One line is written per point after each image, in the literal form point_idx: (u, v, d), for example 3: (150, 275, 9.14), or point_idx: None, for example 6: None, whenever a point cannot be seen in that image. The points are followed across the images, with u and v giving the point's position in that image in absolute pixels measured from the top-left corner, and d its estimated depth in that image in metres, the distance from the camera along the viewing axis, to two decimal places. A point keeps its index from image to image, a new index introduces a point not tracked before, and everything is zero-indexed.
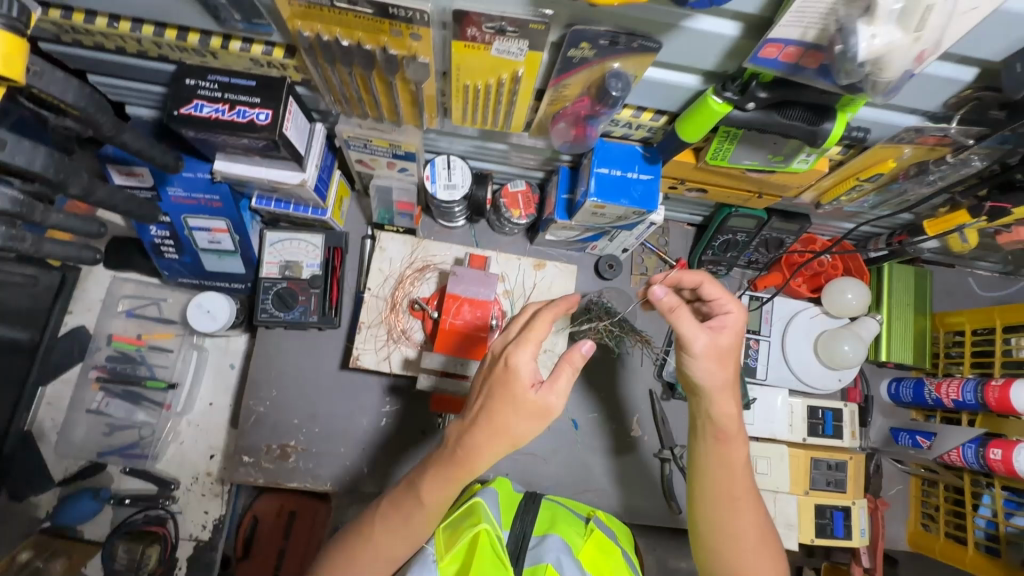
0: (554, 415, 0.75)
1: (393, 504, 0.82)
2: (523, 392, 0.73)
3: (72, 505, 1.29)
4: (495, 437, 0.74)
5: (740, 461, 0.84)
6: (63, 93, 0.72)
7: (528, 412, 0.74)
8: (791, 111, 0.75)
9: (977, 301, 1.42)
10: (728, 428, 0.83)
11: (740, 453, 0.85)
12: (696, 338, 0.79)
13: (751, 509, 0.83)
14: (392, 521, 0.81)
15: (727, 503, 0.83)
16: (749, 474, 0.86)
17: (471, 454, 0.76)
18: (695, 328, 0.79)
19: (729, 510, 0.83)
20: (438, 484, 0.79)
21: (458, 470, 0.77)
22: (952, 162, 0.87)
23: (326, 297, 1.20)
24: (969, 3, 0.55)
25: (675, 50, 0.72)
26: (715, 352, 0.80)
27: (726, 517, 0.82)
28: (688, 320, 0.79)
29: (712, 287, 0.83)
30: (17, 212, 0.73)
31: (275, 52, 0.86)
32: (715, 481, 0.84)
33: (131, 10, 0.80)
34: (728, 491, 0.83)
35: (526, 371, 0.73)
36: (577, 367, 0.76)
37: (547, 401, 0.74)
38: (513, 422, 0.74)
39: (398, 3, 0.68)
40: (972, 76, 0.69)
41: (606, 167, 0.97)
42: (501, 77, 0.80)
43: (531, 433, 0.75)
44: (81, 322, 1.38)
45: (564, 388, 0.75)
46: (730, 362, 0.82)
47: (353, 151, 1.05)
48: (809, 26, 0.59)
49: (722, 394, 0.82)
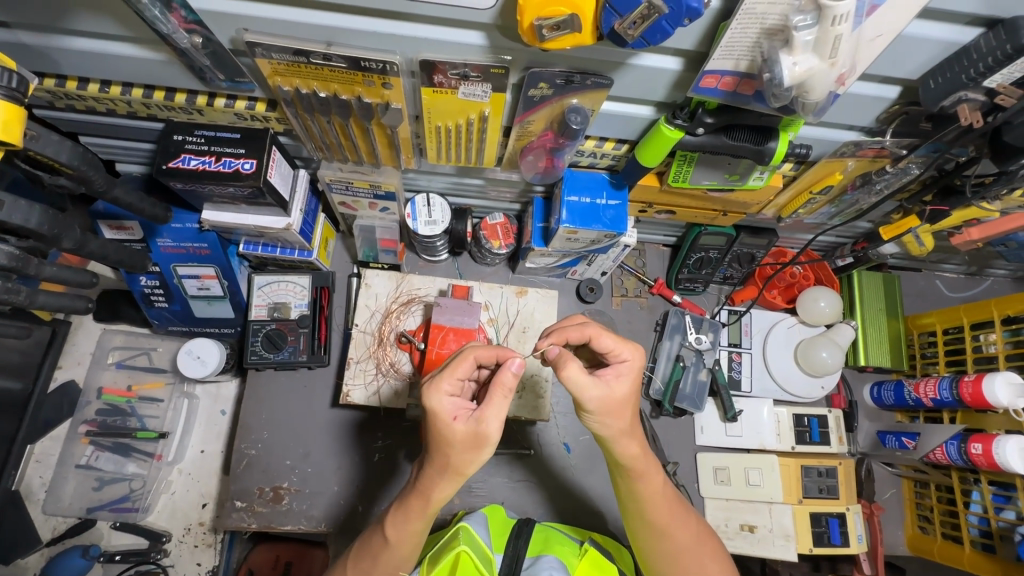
0: (491, 442, 0.73)
1: (361, 549, 0.85)
2: (446, 429, 0.72)
3: (59, 564, 1.24)
4: (442, 470, 0.76)
5: (660, 490, 0.84)
6: (58, 153, 0.76)
7: (462, 444, 0.73)
8: (737, 133, 0.81)
9: (946, 302, 1.47)
10: (639, 466, 0.82)
11: (659, 483, 0.84)
12: (589, 391, 0.75)
13: (691, 535, 0.86)
14: (363, 563, 0.83)
15: (662, 534, 0.85)
16: (675, 499, 0.86)
17: (429, 490, 0.78)
18: (586, 378, 0.76)
19: (664, 540, 0.85)
20: (399, 520, 0.81)
21: (417, 507, 0.79)
22: (894, 171, 0.93)
23: (315, 336, 1.22)
24: (873, 32, 0.62)
25: (626, 85, 0.78)
26: (610, 400, 0.77)
27: (665, 545, 0.86)
28: (578, 371, 0.75)
29: (607, 338, 0.81)
30: (13, 267, 0.76)
31: (257, 106, 0.92)
32: (644, 514, 0.85)
33: (123, 76, 0.86)
34: (660, 523, 0.85)
35: (446, 407, 0.73)
36: (509, 387, 0.72)
37: (478, 429, 0.72)
38: (453, 454, 0.74)
39: (370, 56, 0.74)
40: (896, 93, 0.76)
41: (575, 195, 1.03)
42: (469, 117, 0.86)
43: (474, 461, 0.74)
44: (71, 376, 1.39)
45: (494, 412, 0.72)
46: (628, 408, 0.78)
47: (336, 194, 1.10)
48: (739, 58, 0.66)
49: (624, 437, 0.80)
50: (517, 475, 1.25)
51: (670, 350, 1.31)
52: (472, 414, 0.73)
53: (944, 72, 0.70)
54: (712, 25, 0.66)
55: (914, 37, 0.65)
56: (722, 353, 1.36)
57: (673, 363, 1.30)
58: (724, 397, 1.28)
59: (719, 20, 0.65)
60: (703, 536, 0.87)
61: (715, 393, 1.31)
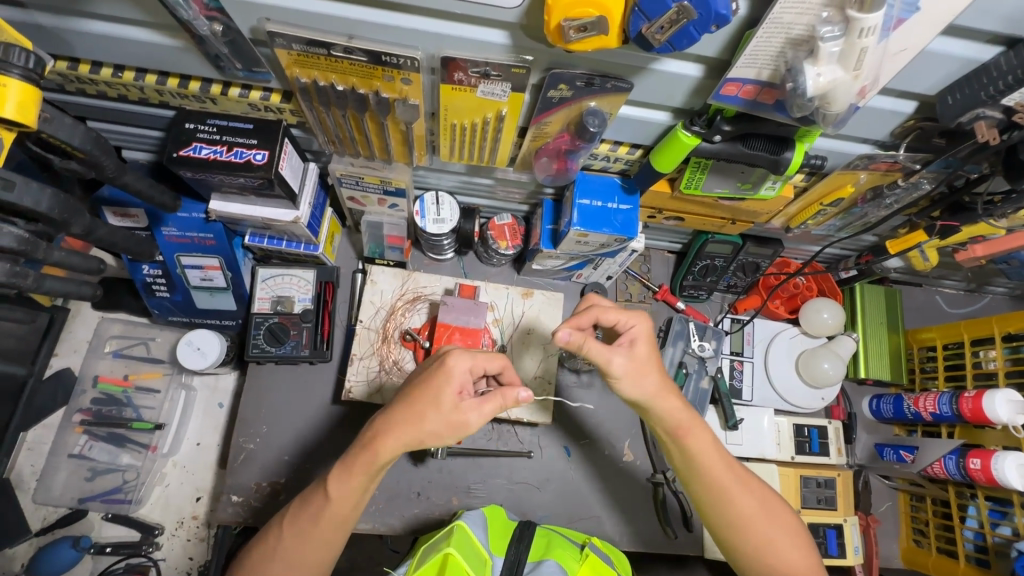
0: (463, 433, 0.78)
1: (301, 506, 0.84)
2: (445, 396, 0.77)
3: (47, 556, 1.22)
4: (410, 428, 0.77)
5: (710, 448, 0.86)
6: (70, 137, 0.75)
7: (445, 420, 0.77)
8: (754, 142, 0.81)
9: (946, 318, 1.48)
10: (683, 422, 0.85)
11: (706, 440, 0.86)
12: (611, 359, 0.81)
13: (754, 500, 0.86)
14: (302, 519, 0.83)
15: (723, 498, 0.85)
16: (730, 461, 0.87)
17: (380, 442, 0.79)
18: (607, 348, 0.82)
19: (722, 504, 0.85)
20: (343, 477, 0.82)
21: (365, 461, 0.80)
22: (905, 186, 0.94)
23: (318, 331, 1.21)
24: (898, 46, 0.63)
25: (646, 90, 0.79)
26: (635, 366, 0.82)
27: (724, 510, 0.86)
28: (601, 348, 0.80)
29: (611, 313, 0.86)
30: (22, 250, 0.74)
31: (272, 97, 0.91)
32: (702, 474, 0.86)
33: (137, 61, 0.85)
34: (723, 485, 0.85)
35: (458, 378, 0.78)
36: (507, 401, 0.78)
37: (466, 416, 0.76)
38: (429, 421, 0.77)
39: (391, 51, 0.74)
40: (912, 108, 0.77)
41: (587, 198, 1.03)
42: (486, 116, 0.86)
43: (439, 440, 0.78)
44: (67, 364, 1.37)
45: (487, 415, 0.78)
46: (653, 368, 0.83)
47: (345, 188, 1.09)
48: (762, 67, 0.67)
49: (661, 400, 0.84)
50: (517, 477, 1.24)
51: (672, 356, 1.30)
52: (470, 399, 0.78)
53: (962, 88, 0.70)
54: (737, 32, 0.66)
55: (935, 53, 0.66)
56: (724, 361, 1.36)
57: (676, 369, 1.30)
58: (725, 405, 1.28)
59: (743, 29, 0.66)
60: (769, 501, 0.87)
61: (716, 400, 1.32)
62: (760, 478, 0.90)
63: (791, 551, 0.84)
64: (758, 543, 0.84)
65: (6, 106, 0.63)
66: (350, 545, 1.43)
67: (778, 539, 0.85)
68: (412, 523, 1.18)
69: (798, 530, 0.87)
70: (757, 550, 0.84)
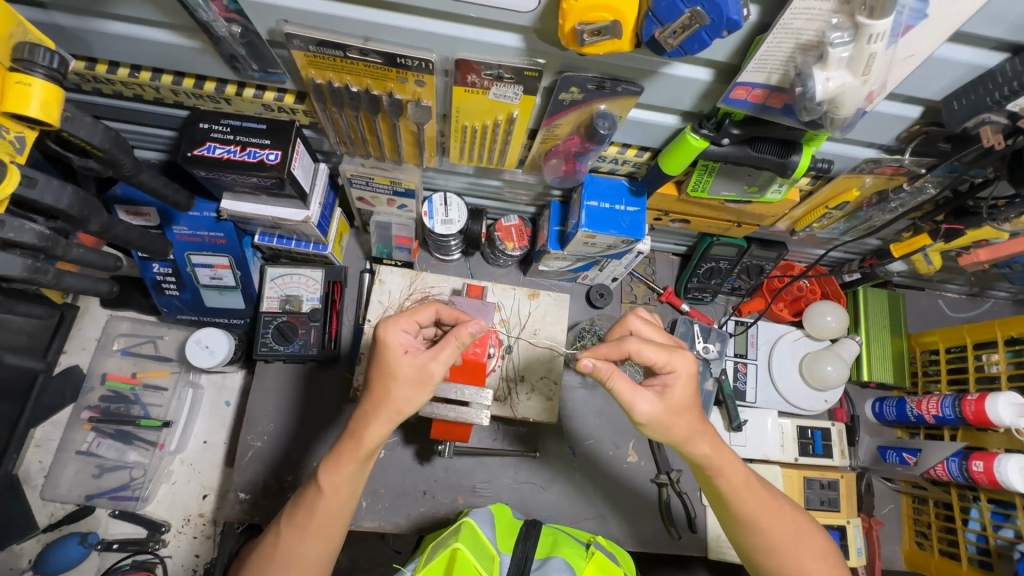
0: (434, 383, 0.82)
1: (296, 504, 0.85)
2: (394, 359, 0.80)
3: (54, 552, 1.23)
4: (381, 404, 0.81)
5: (740, 482, 0.87)
6: (90, 135, 0.76)
7: (408, 381, 0.81)
8: (762, 145, 0.83)
9: (948, 322, 1.49)
10: (711, 462, 0.86)
11: (737, 474, 0.87)
12: (639, 404, 0.80)
13: (785, 526, 0.87)
14: (298, 516, 0.84)
15: (756, 527, 0.86)
16: (761, 491, 0.88)
17: (364, 430, 0.81)
18: (634, 389, 0.80)
19: (755, 534, 0.87)
20: (332, 468, 0.83)
21: (351, 449, 0.82)
22: (910, 190, 0.95)
23: (326, 330, 1.22)
24: (906, 52, 0.64)
25: (655, 94, 0.80)
26: (665, 411, 0.81)
27: (757, 540, 0.87)
28: (627, 386, 0.79)
29: (651, 352, 0.80)
30: (42, 246, 0.75)
31: (286, 98, 0.92)
32: (734, 507, 0.87)
33: (154, 62, 0.86)
34: (755, 517, 0.86)
35: (398, 343, 0.81)
36: (462, 340, 0.82)
37: (426, 367, 0.81)
38: (395, 390, 0.80)
39: (407, 54, 0.75)
40: (918, 113, 0.79)
41: (595, 200, 1.04)
42: (497, 118, 0.87)
43: (417, 403, 0.81)
44: (75, 361, 1.38)
45: (448, 358, 0.82)
46: (688, 411, 0.82)
47: (355, 189, 1.10)
48: (771, 72, 0.68)
49: (692, 439, 0.84)
50: (522, 476, 1.25)
51: None
52: (423, 354, 0.82)
53: (968, 94, 0.72)
54: (748, 37, 0.67)
55: (941, 59, 0.67)
56: (728, 363, 1.37)
57: None
58: (729, 406, 1.29)
59: (754, 35, 0.67)
60: (800, 525, 0.88)
61: (720, 402, 1.32)
62: (793, 503, 0.91)
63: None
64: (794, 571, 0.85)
65: (30, 105, 0.65)
66: (354, 544, 1.43)
67: (815, 569, 0.85)
68: (418, 522, 1.19)
69: (832, 554, 0.87)
70: None
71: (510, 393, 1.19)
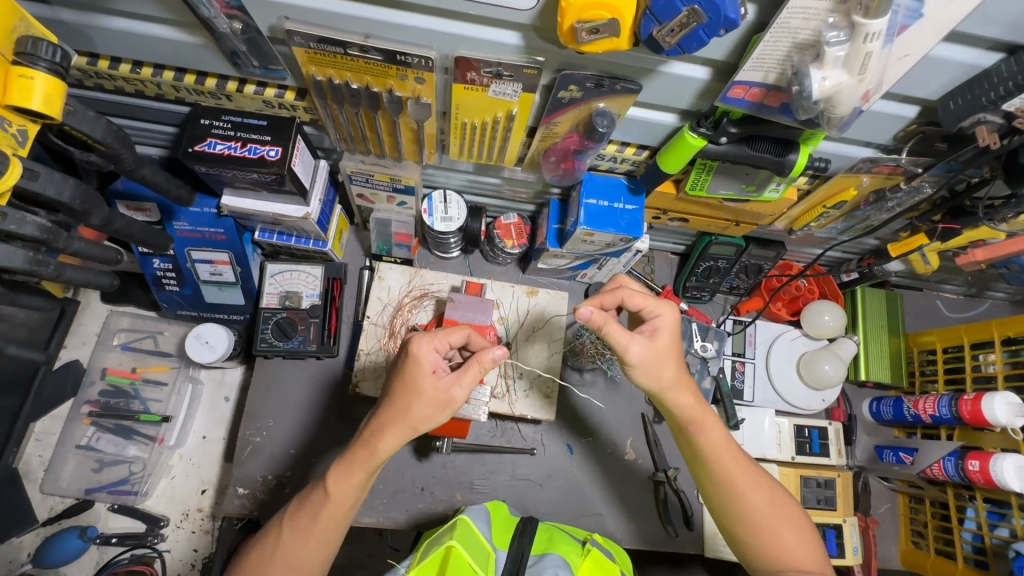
0: (453, 407, 0.82)
1: (300, 505, 0.86)
2: (422, 378, 0.81)
3: (54, 545, 1.24)
4: (399, 419, 0.82)
5: (721, 444, 0.88)
6: (93, 130, 0.77)
7: (429, 400, 0.81)
8: (760, 144, 0.83)
9: (946, 322, 1.50)
10: (695, 417, 0.88)
11: (717, 436, 0.89)
12: (632, 347, 0.84)
13: (762, 494, 0.87)
14: (299, 520, 0.84)
15: (733, 489, 0.87)
16: (740, 454, 0.90)
17: (379, 440, 0.82)
18: (628, 335, 0.84)
19: (733, 496, 0.87)
20: (342, 474, 0.84)
21: (364, 458, 0.83)
22: (906, 190, 0.96)
23: (325, 326, 1.22)
24: (901, 51, 0.64)
25: (654, 92, 0.80)
26: (654, 355, 0.85)
27: (734, 503, 0.87)
28: (621, 333, 0.83)
29: (640, 299, 0.87)
30: (43, 239, 0.76)
31: (286, 94, 0.93)
32: (714, 468, 0.88)
33: (155, 57, 0.87)
34: (732, 478, 0.87)
35: (428, 360, 0.82)
36: (486, 366, 0.82)
37: (449, 391, 0.81)
38: (417, 408, 0.81)
39: (407, 51, 0.75)
40: (915, 113, 0.79)
41: (594, 198, 1.04)
42: (496, 115, 0.88)
43: (433, 422, 0.82)
44: (76, 356, 1.38)
45: (470, 383, 0.83)
46: (671, 360, 0.87)
47: (355, 186, 1.11)
48: (768, 71, 0.68)
49: (676, 390, 0.87)
50: (520, 473, 1.26)
51: None
52: (447, 376, 0.83)
53: (965, 94, 0.72)
54: (745, 36, 0.68)
55: (938, 59, 0.68)
56: (726, 361, 1.37)
57: None
58: (727, 405, 1.29)
59: (751, 34, 0.67)
60: (777, 499, 0.88)
61: (718, 400, 1.33)
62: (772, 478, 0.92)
63: (797, 544, 0.85)
64: (765, 536, 0.86)
65: (33, 99, 0.65)
66: (352, 540, 1.44)
67: (786, 537, 0.85)
68: (415, 518, 1.20)
69: (808, 531, 0.88)
70: (764, 545, 0.85)
71: (508, 390, 1.20)
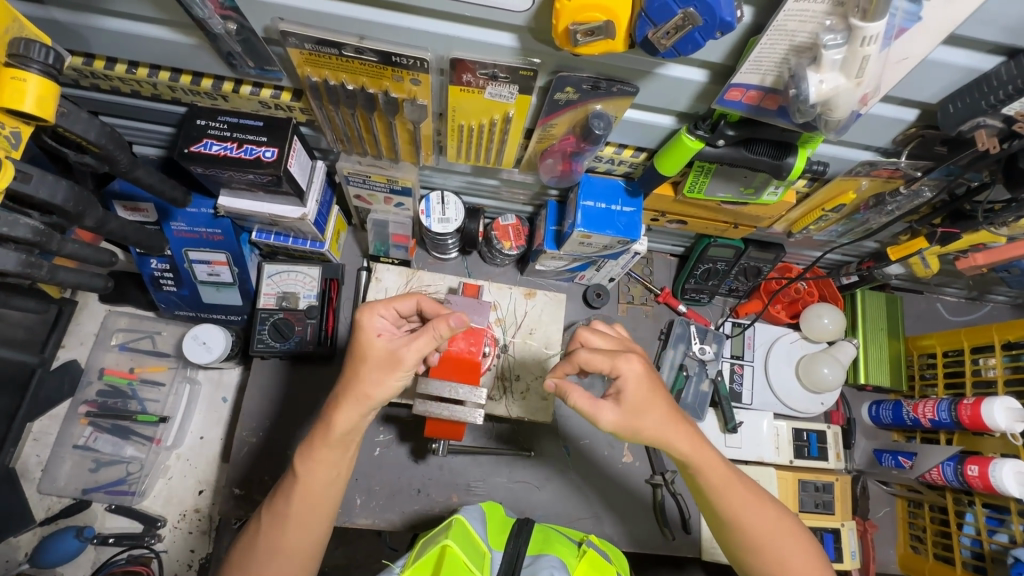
0: (406, 368, 0.82)
1: (277, 492, 0.85)
2: (369, 342, 0.83)
3: (52, 545, 1.24)
4: (351, 388, 0.82)
5: (723, 479, 0.86)
6: (86, 131, 0.77)
7: (377, 362, 0.82)
8: (757, 147, 0.83)
9: (947, 325, 1.49)
10: (691, 461, 0.85)
11: (719, 472, 0.86)
12: (602, 415, 0.83)
13: (768, 522, 0.86)
14: (277, 503, 0.84)
15: (738, 524, 0.85)
16: (742, 486, 0.87)
17: (334, 415, 0.82)
18: (593, 402, 0.83)
19: (740, 532, 0.86)
20: (307, 454, 0.84)
21: (323, 436, 0.83)
22: (906, 193, 0.95)
23: (322, 326, 1.22)
24: (900, 55, 0.64)
25: (650, 94, 0.80)
26: (628, 415, 0.82)
27: (742, 535, 0.86)
28: (587, 402, 0.83)
29: (596, 359, 0.85)
30: (37, 241, 0.76)
31: (282, 95, 0.93)
32: (719, 502, 0.87)
33: (150, 58, 0.86)
34: (735, 513, 0.86)
35: (373, 326, 0.85)
36: (442, 333, 0.82)
37: (396, 350, 0.82)
38: (365, 372, 0.82)
39: (401, 52, 0.75)
40: (914, 116, 0.78)
41: (591, 201, 1.04)
42: (493, 117, 0.87)
43: (387, 386, 0.82)
44: (74, 356, 1.38)
45: (421, 346, 0.83)
46: (651, 406, 0.83)
47: (352, 187, 1.10)
48: (766, 73, 0.68)
49: (667, 435, 0.84)
50: (517, 475, 1.25)
51: (673, 358, 1.32)
52: (397, 339, 0.84)
53: (964, 97, 0.71)
54: (742, 39, 0.67)
55: (937, 62, 0.67)
56: (725, 364, 1.37)
57: (677, 372, 1.30)
58: (725, 408, 1.29)
59: (748, 36, 0.67)
60: (783, 525, 0.86)
61: (716, 403, 1.32)
62: (776, 500, 0.90)
63: (808, 571, 0.84)
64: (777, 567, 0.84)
65: (25, 100, 0.65)
66: (350, 541, 1.44)
67: (796, 564, 0.84)
68: (412, 520, 1.19)
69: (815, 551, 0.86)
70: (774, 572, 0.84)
71: (504, 392, 1.19)
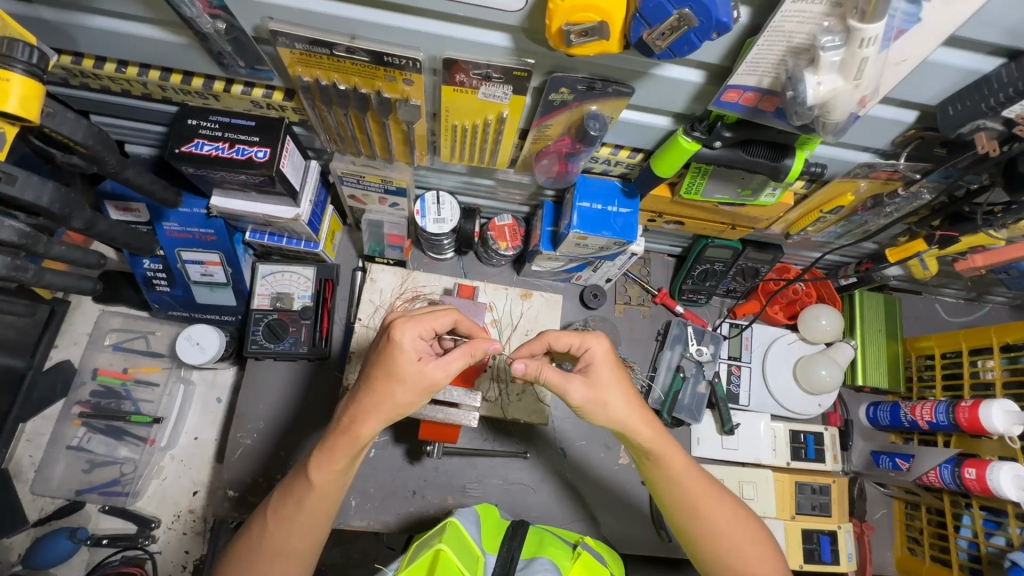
0: (437, 391, 0.82)
1: (284, 496, 0.84)
2: (406, 364, 0.79)
3: (45, 546, 1.23)
4: (381, 405, 0.80)
5: (682, 468, 0.87)
6: (73, 132, 0.76)
7: (413, 385, 0.80)
8: (754, 149, 0.82)
9: (945, 326, 1.48)
10: (654, 448, 0.86)
11: (678, 460, 0.87)
12: (572, 392, 0.82)
13: (726, 515, 0.87)
14: (285, 508, 0.83)
15: (696, 514, 0.87)
16: (702, 479, 0.89)
17: (360, 425, 0.81)
18: (565, 378, 0.83)
19: (699, 521, 0.87)
20: (324, 462, 0.83)
21: (346, 446, 0.82)
22: (905, 195, 0.94)
23: (316, 327, 1.21)
24: (898, 56, 0.63)
25: (647, 94, 0.78)
26: (593, 392, 0.83)
27: (699, 526, 0.87)
28: (557, 376, 0.82)
29: (564, 336, 0.87)
30: (22, 244, 0.75)
31: (275, 95, 0.92)
32: (673, 492, 0.88)
33: (140, 57, 0.85)
34: (693, 502, 0.87)
35: (410, 347, 0.80)
36: (475, 355, 0.82)
37: (433, 376, 0.80)
38: (398, 393, 0.80)
39: (393, 51, 0.74)
40: (914, 117, 0.77)
41: (587, 201, 1.03)
42: (487, 118, 0.86)
43: (415, 404, 0.81)
44: (67, 356, 1.37)
45: (454, 369, 0.82)
46: (615, 390, 0.84)
47: (346, 187, 1.09)
48: (763, 74, 0.67)
49: (631, 421, 0.84)
50: (513, 477, 1.25)
51: (670, 360, 1.30)
52: (433, 362, 0.81)
53: (964, 99, 0.70)
54: (739, 40, 0.66)
55: (937, 63, 0.66)
56: (722, 365, 1.36)
57: (673, 373, 1.30)
58: (722, 410, 1.28)
59: (745, 37, 0.66)
60: (742, 518, 0.88)
61: (713, 404, 1.31)
62: (735, 496, 0.91)
63: (765, 568, 0.85)
64: (729, 561, 0.85)
65: (9, 101, 0.64)
66: (345, 541, 1.43)
67: (752, 559, 0.85)
68: (407, 522, 1.19)
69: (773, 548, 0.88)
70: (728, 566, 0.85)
71: (499, 394, 1.19)
